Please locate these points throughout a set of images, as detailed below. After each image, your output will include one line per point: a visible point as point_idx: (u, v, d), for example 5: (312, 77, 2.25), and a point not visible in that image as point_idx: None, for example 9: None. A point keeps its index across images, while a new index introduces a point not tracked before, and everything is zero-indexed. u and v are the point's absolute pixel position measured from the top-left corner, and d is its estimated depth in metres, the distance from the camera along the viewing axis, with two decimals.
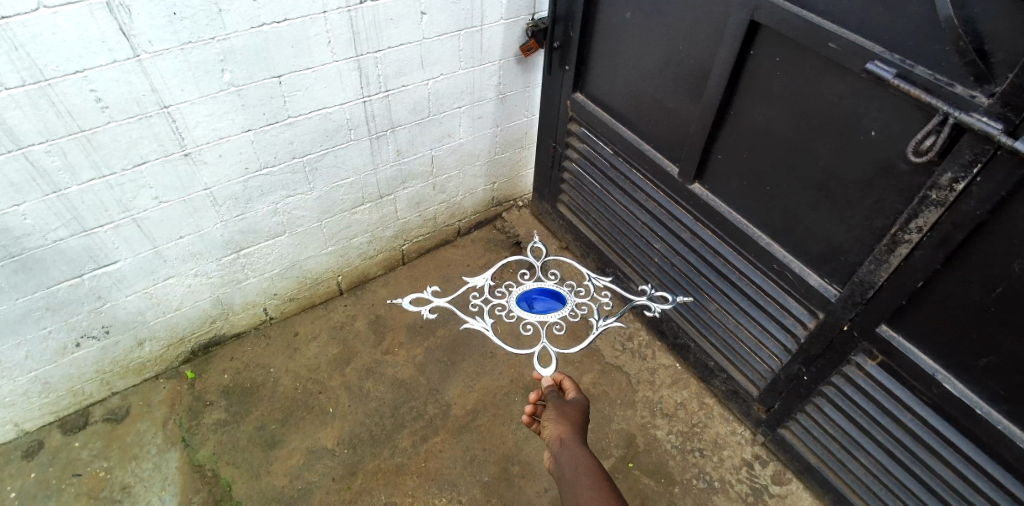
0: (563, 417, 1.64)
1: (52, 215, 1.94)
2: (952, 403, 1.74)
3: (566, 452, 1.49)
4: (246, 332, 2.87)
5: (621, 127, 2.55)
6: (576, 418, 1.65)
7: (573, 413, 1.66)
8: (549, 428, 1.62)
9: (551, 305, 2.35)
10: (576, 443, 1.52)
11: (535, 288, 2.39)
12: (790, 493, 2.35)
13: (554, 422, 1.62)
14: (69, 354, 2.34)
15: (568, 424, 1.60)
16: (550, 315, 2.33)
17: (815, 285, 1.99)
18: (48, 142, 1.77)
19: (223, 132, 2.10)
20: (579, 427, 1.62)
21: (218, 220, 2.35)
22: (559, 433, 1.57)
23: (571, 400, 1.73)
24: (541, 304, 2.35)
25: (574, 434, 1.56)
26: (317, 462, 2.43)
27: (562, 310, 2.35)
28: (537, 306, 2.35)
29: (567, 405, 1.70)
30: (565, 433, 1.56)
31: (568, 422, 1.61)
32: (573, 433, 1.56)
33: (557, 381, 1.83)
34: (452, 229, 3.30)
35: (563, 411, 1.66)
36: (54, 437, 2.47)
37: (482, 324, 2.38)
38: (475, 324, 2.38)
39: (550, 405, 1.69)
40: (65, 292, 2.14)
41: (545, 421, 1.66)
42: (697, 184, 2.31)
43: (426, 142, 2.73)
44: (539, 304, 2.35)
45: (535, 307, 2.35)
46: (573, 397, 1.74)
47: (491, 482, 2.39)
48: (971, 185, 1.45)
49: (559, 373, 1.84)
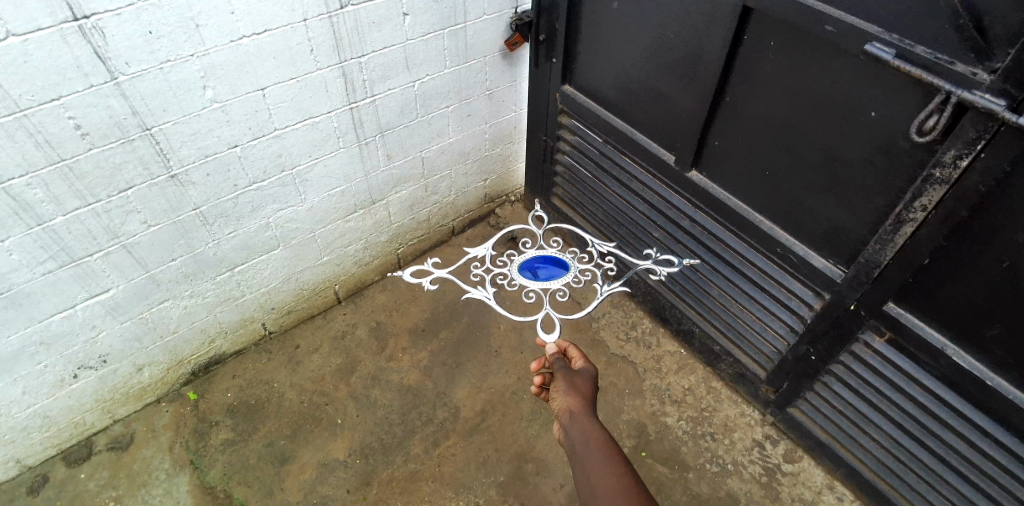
0: (573, 389, 1.64)
1: (39, 248, 1.88)
2: (962, 375, 1.76)
3: (576, 424, 1.50)
4: (246, 348, 2.82)
5: (612, 117, 2.52)
6: (586, 390, 1.65)
7: (583, 384, 1.66)
8: (560, 400, 1.63)
9: (553, 272, 2.38)
10: (584, 413, 1.53)
11: (537, 256, 2.41)
12: (802, 470, 2.38)
13: (564, 395, 1.62)
14: (68, 385, 2.30)
15: (578, 396, 1.60)
16: (552, 282, 2.36)
17: (820, 266, 2.00)
18: (28, 174, 1.71)
19: (210, 150, 2.04)
20: (590, 399, 1.62)
21: (211, 239, 2.30)
22: (570, 406, 1.57)
23: (581, 370, 1.73)
24: (543, 271, 2.38)
25: (584, 406, 1.56)
26: (329, 474, 2.42)
27: (565, 277, 2.38)
28: (539, 273, 2.38)
29: (577, 376, 1.70)
30: (573, 405, 1.56)
31: (578, 394, 1.61)
32: (580, 404, 1.57)
33: (562, 348, 1.84)
34: (447, 229, 3.26)
35: (572, 383, 1.66)
36: (58, 470, 2.43)
37: (485, 293, 2.36)
38: (477, 294, 2.37)
39: (558, 376, 1.70)
40: (58, 324, 2.09)
41: (555, 393, 1.67)
42: (695, 171, 2.29)
43: (415, 145, 2.69)
44: (541, 271, 2.38)
45: (537, 274, 2.38)
46: (583, 368, 1.74)
47: (506, 481, 2.39)
48: (974, 162, 1.45)
49: (564, 341, 1.85)
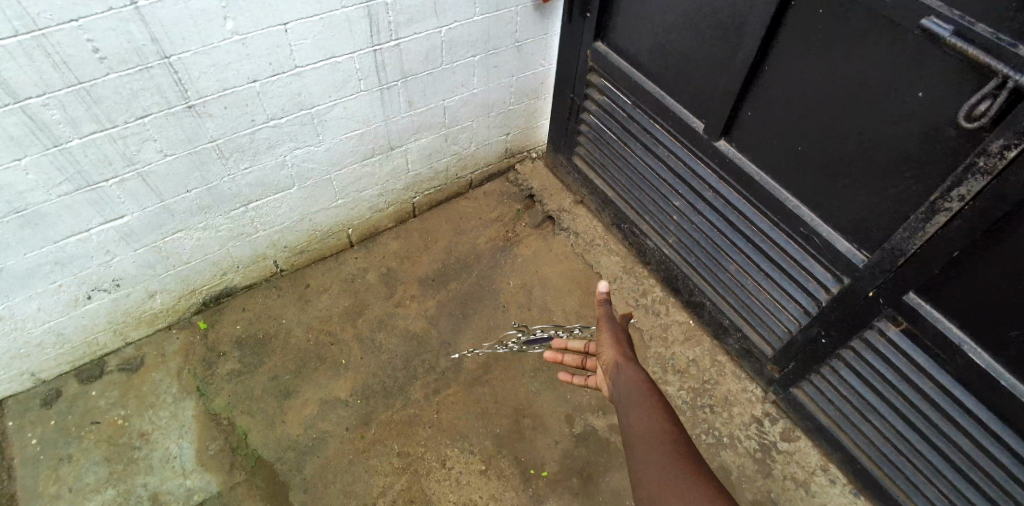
0: (619, 343, 1.68)
1: (55, 169, 1.87)
2: (976, 372, 1.74)
3: (622, 375, 1.55)
4: (257, 283, 2.84)
5: (643, 79, 2.43)
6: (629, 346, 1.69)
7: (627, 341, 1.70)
8: (605, 355, 1.67)
9: None
10: (631, 365, 1.57)
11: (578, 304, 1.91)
12: (798, 450, 2.40)
13: (610, 348, 1.67)
14: (81, 306, 2.33)
15: (623, 350, 1.64)
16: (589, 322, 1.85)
17: (843, 250, 1.95)
18: (46, 95, 1.68)
19: (228, 83, 1.99)
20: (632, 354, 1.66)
21: (227, 173, 2.27)
22: (616, 359, 1.61)
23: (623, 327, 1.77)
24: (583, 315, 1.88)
25: (629, 360, 1.60)
26: (331, 412, 2.47)
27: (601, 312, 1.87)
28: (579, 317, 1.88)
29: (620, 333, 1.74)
30: (620, 358, 1.61)
31: (622, 348, 1.66)
32: (627, 358, 1.61)
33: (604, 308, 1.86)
34: (463, 181, 3.21)
35: (618, 338, 1.70)
36: (71, 385, 2.50)
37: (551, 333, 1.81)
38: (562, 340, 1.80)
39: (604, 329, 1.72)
40: (72, 246, 2.11)
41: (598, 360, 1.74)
42: (724, 142, 2.22)
43: (437, 93, 2.61)
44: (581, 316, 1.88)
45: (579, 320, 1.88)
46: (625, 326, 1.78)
47: (503, 434, 2.43)
48: (1023, 154, 1.38)
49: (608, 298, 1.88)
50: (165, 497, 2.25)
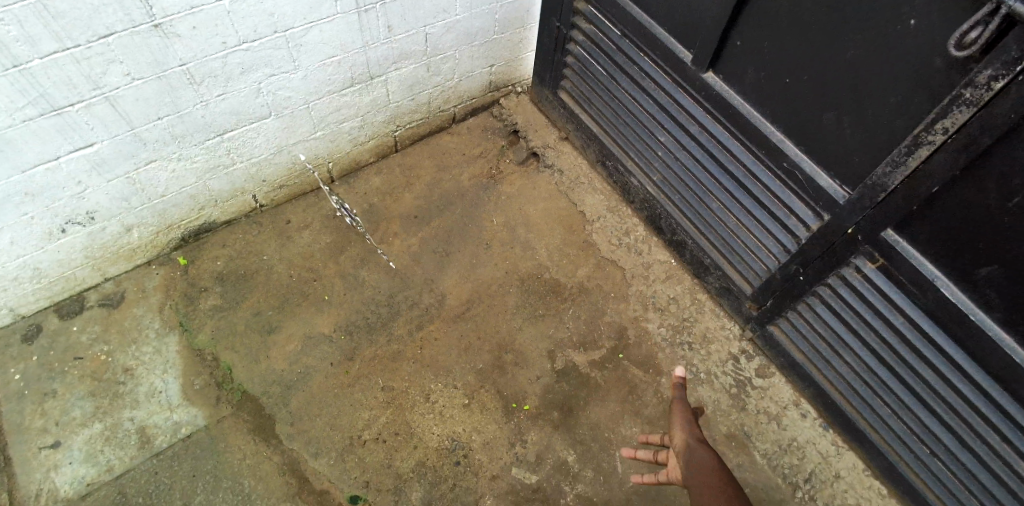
0: (692, 426, 1.75)
1: (17, 92, 1.79)
2: (946, 308, 1.76)
3: (694, 452, 1.60)
4: (236, 219, 2.80)
5: (631, 6, 2.35)
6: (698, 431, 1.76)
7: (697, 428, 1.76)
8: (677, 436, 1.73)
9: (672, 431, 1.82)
10: (705, 449, 1.63)
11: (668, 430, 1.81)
12: (772, 386, 2.45)
13: (682, 432, 1.73)
14: (56, 240, 2.29)
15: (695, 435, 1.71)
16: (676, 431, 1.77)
17: (825, 186, 1.93)
18: (0, 10, 1.61)
19: (196, 0, 1.90)
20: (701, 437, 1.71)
21: (199, 100, 2.19)
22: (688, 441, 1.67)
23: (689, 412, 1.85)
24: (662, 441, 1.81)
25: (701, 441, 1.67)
26: (314, 347, 2.49)
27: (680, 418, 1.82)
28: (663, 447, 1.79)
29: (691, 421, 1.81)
30: (693, 442, 1.67)
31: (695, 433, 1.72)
32: (699, 440, 1.68)
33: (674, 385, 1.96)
34: (447, 116, 3.13)
35: (691, 424, 1.77)
36: (51, 320, 2.49)
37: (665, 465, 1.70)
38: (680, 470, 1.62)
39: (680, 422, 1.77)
40: (42, 176, 2.05)
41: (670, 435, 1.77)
42: (711, 73, 2.17)
43: (419, 18, 2.50)
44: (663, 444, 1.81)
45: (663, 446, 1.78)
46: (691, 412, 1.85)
47: (485, 369, 2.46)
48: (1011, 84, 1.37)
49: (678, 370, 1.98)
50: (153, 431, 2.29)
